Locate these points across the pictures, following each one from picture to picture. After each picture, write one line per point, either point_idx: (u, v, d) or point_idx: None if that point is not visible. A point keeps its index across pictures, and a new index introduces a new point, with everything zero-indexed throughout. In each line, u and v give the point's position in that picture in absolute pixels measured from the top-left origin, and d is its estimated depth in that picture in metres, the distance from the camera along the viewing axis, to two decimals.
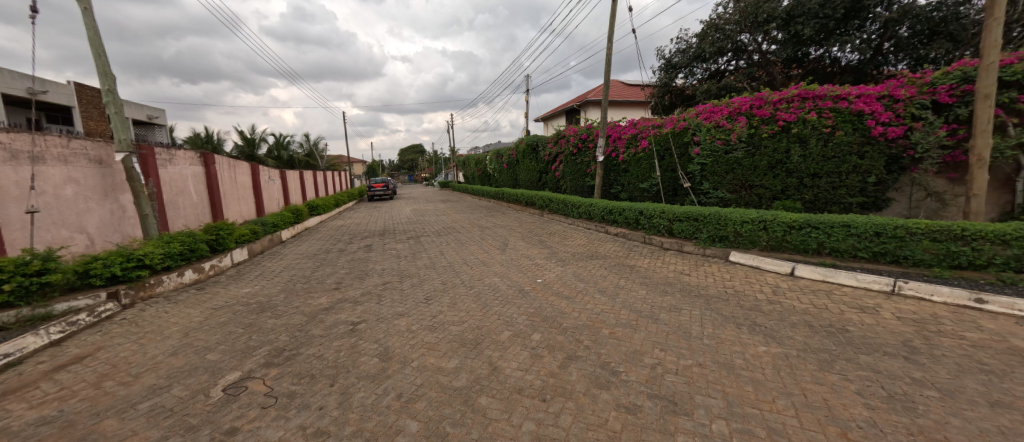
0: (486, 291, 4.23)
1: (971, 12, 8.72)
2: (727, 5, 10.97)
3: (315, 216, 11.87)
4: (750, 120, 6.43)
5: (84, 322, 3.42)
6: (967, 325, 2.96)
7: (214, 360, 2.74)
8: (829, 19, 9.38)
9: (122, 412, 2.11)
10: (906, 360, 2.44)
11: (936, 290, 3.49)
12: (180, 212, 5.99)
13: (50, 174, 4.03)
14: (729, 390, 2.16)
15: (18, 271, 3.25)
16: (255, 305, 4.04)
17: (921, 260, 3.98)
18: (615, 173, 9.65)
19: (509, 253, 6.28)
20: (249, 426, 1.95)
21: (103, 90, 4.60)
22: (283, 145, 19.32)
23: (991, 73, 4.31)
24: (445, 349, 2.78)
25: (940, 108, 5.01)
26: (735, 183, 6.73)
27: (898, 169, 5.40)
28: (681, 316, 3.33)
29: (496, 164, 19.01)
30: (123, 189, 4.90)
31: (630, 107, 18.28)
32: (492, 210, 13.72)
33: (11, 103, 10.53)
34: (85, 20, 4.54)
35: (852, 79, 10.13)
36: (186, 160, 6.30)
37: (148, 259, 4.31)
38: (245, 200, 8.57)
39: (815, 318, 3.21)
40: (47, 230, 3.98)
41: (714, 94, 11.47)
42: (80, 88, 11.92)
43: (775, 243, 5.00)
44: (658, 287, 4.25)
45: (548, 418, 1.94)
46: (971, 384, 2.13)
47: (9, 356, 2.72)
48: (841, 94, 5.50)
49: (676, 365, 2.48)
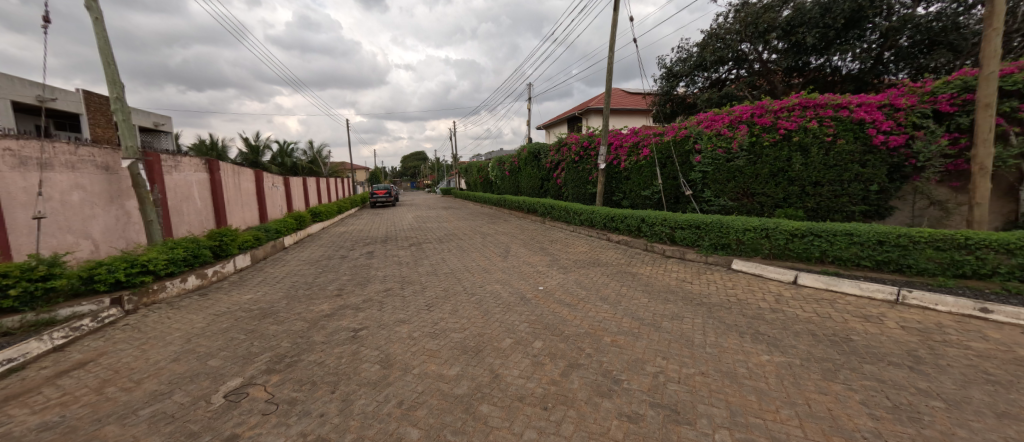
0: (488, 298, 4.24)
1: (971, 22, 8.72)
2: (727, 15, 11.10)
3: (318, 222, 11.93)
4: (751, 129, 6.46)
5: (87, 328, 3.44)
6: (972, 335, 2.93)
7: (215, 367, 2.75)
8: (829, 29, 9.45)
9: (123, 418, 2.11)
10: (911, 369, 2.42)
11: (940, 300, 3.46)
12: (185, 219, 6.04)
13: (57, 180, 4.09)
14: (733, 400, 2.14)
15: (22, 276, 3.27)
16: (257, 311, 4.04)
17: (924, 269, 3.96)
18: (617, 181, 9.68)
19: (511, 260, 6.28)
20: (249, 433, 1.95)
21: (112, 98, 4.68)
22: (286, 152, 19.53)
23: (991, 83, 4.33)
24: (447, 357, 2.77)
25: (940, 118, 5.04)
26: (737, 191, 6.74)
27: (900, 177, 5.39)
28: (683, 325, 3.31)
29: (497, 172, 19.07)
30: (129, 195, 4.95)
31: (631, 115, 18.42)
32: (494, 218, 13.75)
33: (21, 111, 10.73)
34: (96, 30, 4.64)
35: (852, 88, 10.21)
36: (191, 166, 6.37)
37: (152, 265, 4.33)
38: (248, 206, 8.62)
39: (819, 327, 3.18)
40: (53, 236, 4.01)
41: (715, 103, 11.57)
42: (88, 96, 12.09)
43: (777, 251, 4.99)
44: (660, 295, 4.23)
45: (550, 426, 1.93)
46: (978, 395, 2.10)
47: (12, 361, 2.73)
48: (841, 103, 5.52)
49: (678, 374, 2.46)
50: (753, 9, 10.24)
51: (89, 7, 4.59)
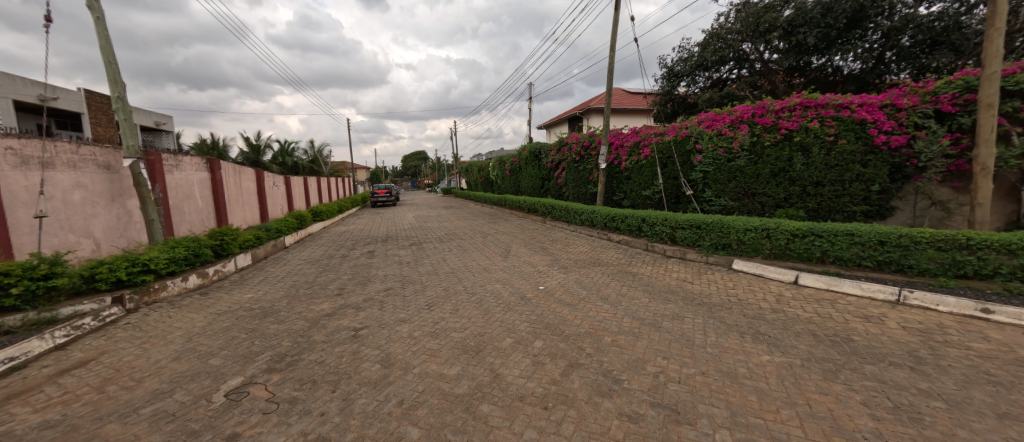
0: (489, 297, 4.24)
1: (973, 22, 8.70)
2: (729, 15, 11.08)
3: (319, 222, 11.93)
4: (752, 129, 6.44)
5: (89, 326, 3.45)
6: (974, 335, 2.93)
7: (216, 366, 2.75)
8: (831, 29, 9.42)
9: (125, 417, 2.12)
10: (912, 370, 2.42)
11: (941, 300, 3.46)
12: (186, 218, 6.05)
13: (59, 179, 4.10)
14: (733, 400, 2.14)
15: (25, 275, 3.28)
16: (257, 311, 4.05)
17: (926, 269, 3.95)
18: (617, 181, 9.67)
19: (512, 260, 6.28)
20: (250, 432, 1.95)
21: (113, 97, 4.69)
22: (287, 151, 19.55)
23: (994, 83, 4.31)
24: (447, 356, 2.78)
25: (942, 118, 5.03)
26: (738, 191, 6.73)
27: (901, 178, 5.39)
28: (683, 325, 3.31)
29: (498, 171, 19.07)
30: (130, 195, 4.96)
31: (632, 115, 18.40)
32: (494, 217, 13.75)
33: (23, 110, 10.76)
34: (97, 29, 4.64)
35: (854, 88, 10.19)
36: (192, 166, 6.38)
37: (153, 264, 4.34)
38: (249, 205, 8.62)
39: (820, 327, 3.18)
40: (54, 234, 4.02)
41: (716, 103, 11.55)
42: (90, 95, 12.12)
43: (778, 251, 4.98)
44: (661, 295, 4.23)
45: (550, 426, 1.93)
46: (978, 395, 2.10)
47: (14, 360, 2.74)
48: (843, 103, 5.50)
49: (678, 374, 2.46)
50: (755, 8, 10.23)
51: (90, 7, 4.60)
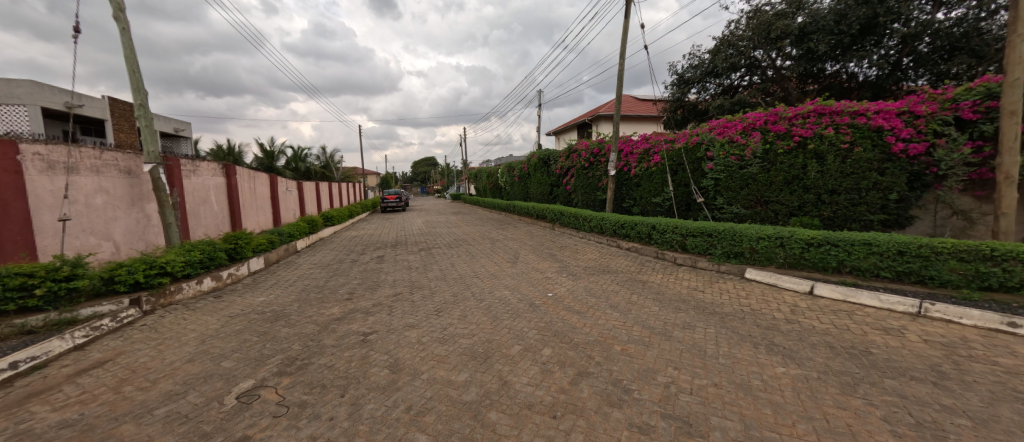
0: (498, 304, 4.21)
1: (993, 28, 8.56)
2: (739, 21, 11.02)
3: (330, 226, 12.08)
4: (765, 136, 6.37)
5: (106, 327, 3.53)
6: (1000, 350, 2.82)
7: (227, 368, 2.79)
8: (843, 35, 9.27)
9: (140, 417, 2.15)
10: (935, 385, 2.34)
11: (964, 313, 3.35)
12: (201, 222, 6.18)
13: (82, 183, 4.23)
14: (747, 413, 2.09)
15: (48, 276, 3.37)
16: (270, 313, 4.13)
17: (947, 281, 3.82)
18: (627, 188, 9.63)
19: (521, 266, 6.27)
20: (260, 435, 1.97)
21: (136, 105, 4.84)
22: (300, 157, 19.95)
23: (1016, 89, 4.18)
24: (455, 362, 2.77)
25: (963, 125, 4.90)
26: (751, 199, 6.62)
27: (921, 186, 5.23)
28: (695, 335, 3.25)
29: (507, 177, 19.16)
30: (150, 199, 5.10)
31: (641, 121, 18.37)
32: (503, 223, 13.75)
33: (50, 117, 11.18)
34: (123, 39, 4.83)
35: (870, 94, 10.01)
36: (209, 171, 6.54)
37: (170, 267, 4.44)
38: (262, 210, 8.79)
39: (837, 339, 3.10)
40: (76, 237, 4.15)
41: (728, 109, 11.47)
42: (113, 102, 12.54)
43: (793, 260, 4.88)
44: (671, 303, 4.16)
45: (558, 436, 1.91)
46: (1006, 413, 2.02)
47: (35, 359, 2.82)
48: (858, 110, 5.42)
49: (690, 384, 2.42)
50: (766, 16, 10.14)
51: (117, 19, 4.78)
